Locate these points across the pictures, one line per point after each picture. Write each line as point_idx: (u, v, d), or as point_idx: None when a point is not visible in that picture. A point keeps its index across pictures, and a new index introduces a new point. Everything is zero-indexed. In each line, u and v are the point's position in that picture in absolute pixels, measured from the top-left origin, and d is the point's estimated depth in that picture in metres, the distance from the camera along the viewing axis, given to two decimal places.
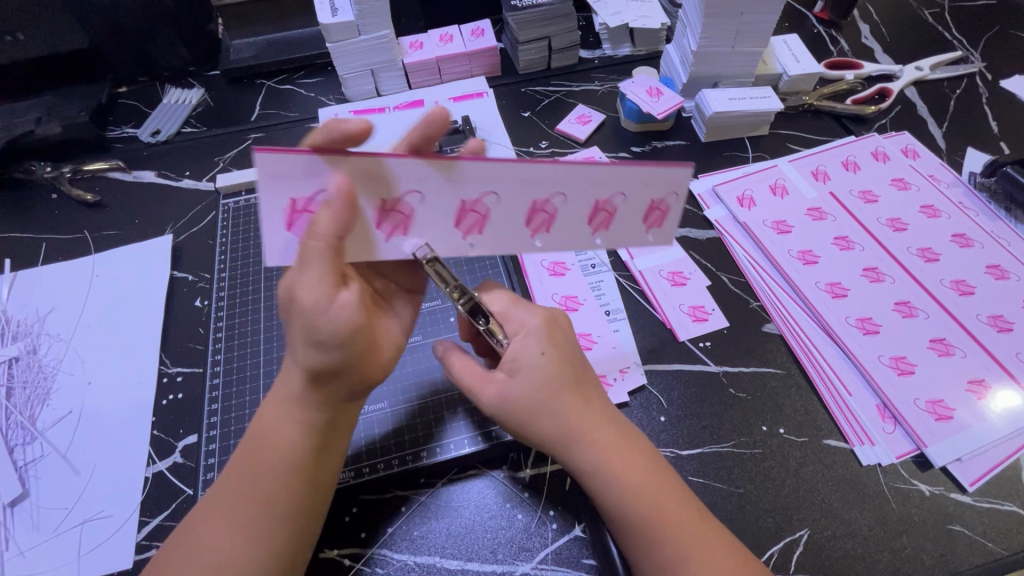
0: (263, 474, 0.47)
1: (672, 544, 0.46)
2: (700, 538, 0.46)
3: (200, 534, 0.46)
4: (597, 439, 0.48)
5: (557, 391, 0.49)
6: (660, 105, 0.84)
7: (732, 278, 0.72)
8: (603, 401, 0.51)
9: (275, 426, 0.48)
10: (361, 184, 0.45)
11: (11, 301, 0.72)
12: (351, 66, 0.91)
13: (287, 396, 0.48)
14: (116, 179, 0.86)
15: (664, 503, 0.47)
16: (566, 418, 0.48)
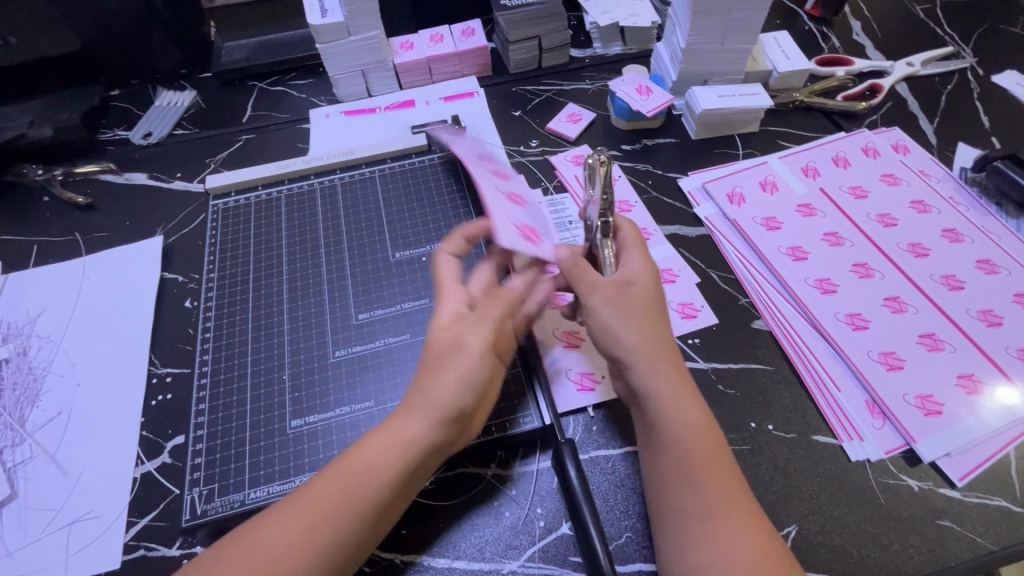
0: (343, 500, 0.45)
1: (696, 488, 0.48)
2: (728, 495, 0.47)
3: (267, 537, 0.44)
4: (666, 374, 0.52)
5: (639, 322, 0.54)
6: (650, 102, 0.85)
7: (721, 274, 0.72)
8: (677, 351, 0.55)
9: (374, 455, 0.47)
10: (459, 240, 0.62)
11: (3, 303, 0.73)
12: (341, 67, 0.92)
13: (404, 434, 0.47)
14: (108, 181, 0.86)
15: (703, 455, 0.49)
16: (638, 346, 0.53)
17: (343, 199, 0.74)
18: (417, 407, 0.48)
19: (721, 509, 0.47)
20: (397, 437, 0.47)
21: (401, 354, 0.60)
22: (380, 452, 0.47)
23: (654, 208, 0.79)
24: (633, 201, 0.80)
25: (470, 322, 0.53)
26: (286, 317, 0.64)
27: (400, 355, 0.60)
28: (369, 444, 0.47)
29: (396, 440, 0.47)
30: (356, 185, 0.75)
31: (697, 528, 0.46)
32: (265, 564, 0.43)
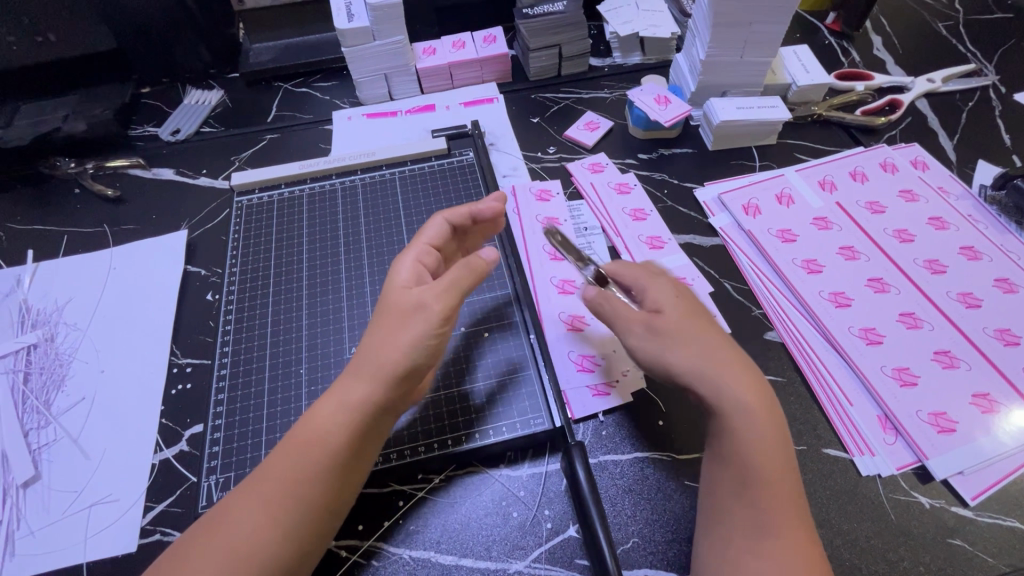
0: (300, 465, 0.47)
1: (758, 506, 0.48)
2: (788, 516, 0.47)
3: (233, 514, 0.45)
4: (740, 389, 0.52)
5: (704, 338, 0.54)
6: (669, 112, 0.85)
7: (735, 285, 0.73)
8: (756, 368, 0.54)
9: (328, 421, 0.49)
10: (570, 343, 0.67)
11: (33, 290, 0.75)
12: (365, 70, 0.94)
13: (352, 397, 0.50)
14: (136, 175, 0.89)
15: (772, 474, 0.49)
16: (707, 361, 0.53)
17: (363, 199, 0.76)
18: (368, 370, 0.50)
19: (777, 529, 0.47)
20: (348, 397, 0.50)
21: None
22: (329, 415, 0.49)
23: (669, 217, 0.80)
24: (648, 209, 0.81)
25: (427, 288, 0.53)
26: (305, 312, 0.66)
27: None
28: (322, 411, 0.49)
29: (343, 401, 0.50)
30: (377, 185, 0.77)
31: (748, 545, 0.47)
32: (235, 538, 0.44)
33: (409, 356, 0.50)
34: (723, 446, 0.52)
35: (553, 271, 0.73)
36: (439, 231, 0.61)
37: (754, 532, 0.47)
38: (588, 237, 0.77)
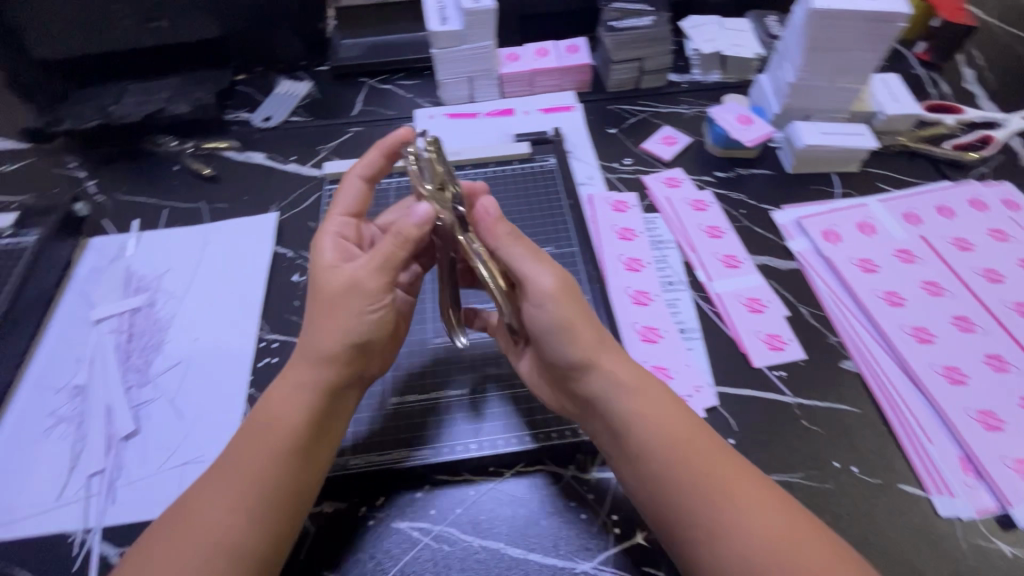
0: (263, 454, 0.50)
1: (709, 464, 0.50)
2: (730, 463, 0.51)
3: (201, 506, 0.49)
4: (623, 369, 0.55)
5: (580, 312, 0.57)
6: (750, 132, 0.86)
7: (811, 310, 0.72)
8: (619, 344, 0.58)
9: (282, 410, 0.52)
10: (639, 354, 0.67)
11: (136, 257, 0.80)
12: (451, 72, 0.97)
13: (300, 380, 0.54)
14: (231, 157, 0.94)
15: (692, 435, 0.52)
16: (569, 337, 0.55)
17: None
18: (314, 357, 0.54)
19: (733, 478, 0.49)
20: (305, 387, 0.53)
21: None
22: (291, 403, 0.53)
23: (745, 237, 0.80)
24: (724, 227, 0.81)
25: (361, 263, 0.55)
26: None
27: None
28: (275, 402, 0.53)
29: (302, 391, 0.53)
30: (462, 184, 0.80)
31: (727, 505, 0.48)
32: (211, 526, 0.47)
33: (353, 337, 0.54)
34: (648, 430, 0.52)
35: (629, 281, 0.73)
36: (357, 196, 0.65)
37: (722, 491, 0.49)
38: (663, 250, 0.77)
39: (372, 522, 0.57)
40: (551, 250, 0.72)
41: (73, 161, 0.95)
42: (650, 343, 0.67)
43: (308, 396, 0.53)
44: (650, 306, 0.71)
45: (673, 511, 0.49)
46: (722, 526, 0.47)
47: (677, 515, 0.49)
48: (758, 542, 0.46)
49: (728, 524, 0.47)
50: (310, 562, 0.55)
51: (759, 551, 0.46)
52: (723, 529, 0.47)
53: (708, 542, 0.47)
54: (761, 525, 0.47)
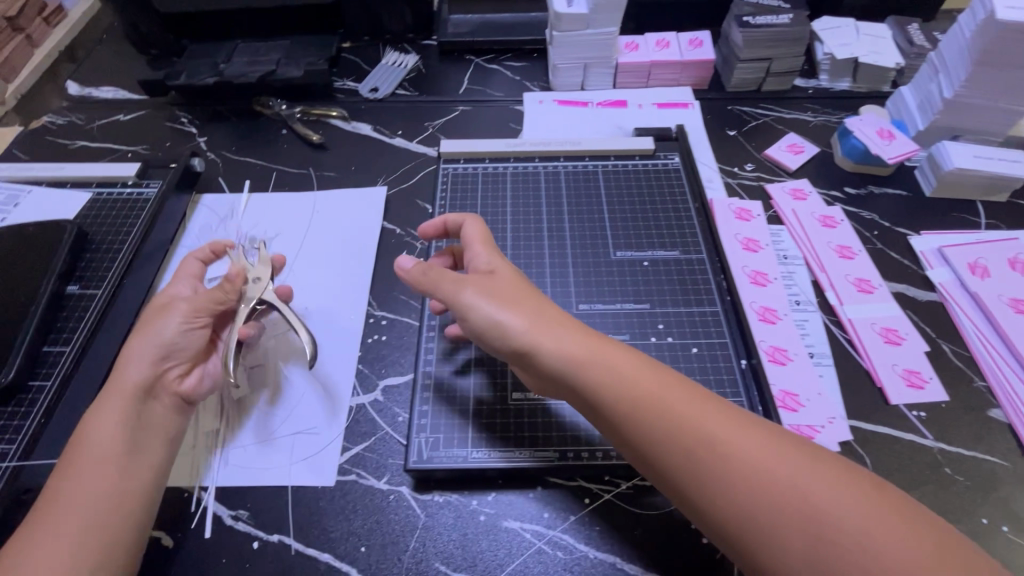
0: (95, 469, 0.50)
1: (748, 447, 0.42)
2: (769, 437, 0.43)
3: (56, 524, 0.47)
4: (616, 360, 0.48)
5: (528, 297, 0.52)
6: (892, 149, 0.80)
7: (954, 348, 0.67)
8: (565, 318, 0.51)
9: (94, 428, 0.52)
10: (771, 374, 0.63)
11: (246, 218, 0.80)
12: (567, 57, 0.93)
13: (116, 388, 0.55)
14: (337, 125, 0.93)
15: (715, 422, 0.44)
16: (547, 328, 0.50)
17: (567, 187, 0.76)
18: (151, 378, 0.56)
19: (777, 455, 0.42)
20: (146, 396, 0.55)
21: None
22: (130, 420, 0.53)
23: (879, 261, 0.74)
24: (856, 248, 0.75)
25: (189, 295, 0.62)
26: None
27: None
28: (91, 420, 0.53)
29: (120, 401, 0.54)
30: (582, 176, 0.77)
31: (796, 493, 0.40)
32: (54, 543, 0.46)
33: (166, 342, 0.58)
34: (670, 431, 0.44)
35: (755, 296, 0.69)
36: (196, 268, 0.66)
37: (778, 476, 0.41)
38: (789, 266, 0.73)
39: (485, 518, 0.56)
40: (677, 254, 0.69)
41: (184, 115, 0.95)
42: (780, 365, 0.64)
43: (159, 411, 0.56)
44: (778, 325, 0.67)
45: (734, 521, 0.41)
46: (801, 521, 0.39)
47: (742, 526, 0.41)
48: (843, 527, 0.38)
49: (807, 513, 0.39)
50: (420, 550, 0.54)
51: (863, 538, 0.38)
52: (805, 522, 0.39)
53: (789, 550, 0.39)
54: (842, 504, 0.39)
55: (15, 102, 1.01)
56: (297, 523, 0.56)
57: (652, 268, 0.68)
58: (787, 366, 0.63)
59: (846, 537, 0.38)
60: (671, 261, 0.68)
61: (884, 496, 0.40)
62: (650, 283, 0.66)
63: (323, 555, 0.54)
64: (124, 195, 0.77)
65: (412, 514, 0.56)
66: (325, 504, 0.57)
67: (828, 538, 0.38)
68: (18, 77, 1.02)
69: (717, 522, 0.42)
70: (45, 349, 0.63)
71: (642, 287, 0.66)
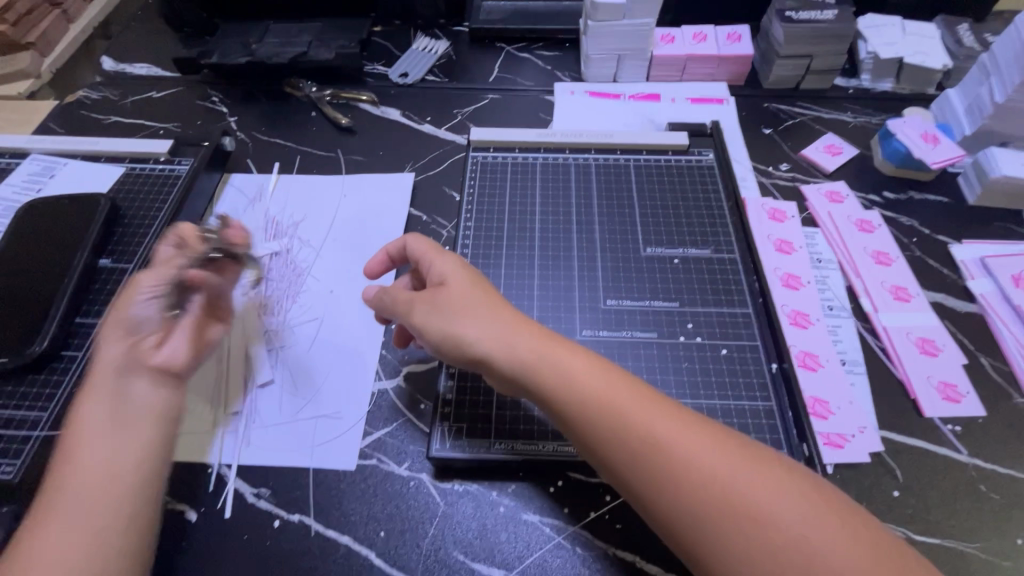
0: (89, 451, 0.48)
1: (695, 450, 0.43)
2: (714, 439, 0.44)
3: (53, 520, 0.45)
4: (568, 362, 0.47)
5: (482, 299, 0.51)
6: (936, 153, 0.77)
7: (993, 362, 0.64)
8: (514, 318, 0.50)
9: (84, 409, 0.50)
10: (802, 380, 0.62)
11: (273, 199, 0.80)
12: (601, 47, 0.91)
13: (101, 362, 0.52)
14: (366, 109, 0.92)
15: (664, 427, 0.44)
16: (500, 332, 0.49)
17: (598, 180, 0.75)
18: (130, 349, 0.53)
19: (718, 453, 0.43)
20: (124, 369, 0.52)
21: (646, 348, 0.60)
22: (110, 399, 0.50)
23: (917, 268, 0.72)
24: (894, 254, 0.73)
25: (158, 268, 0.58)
26: (536, 281, 0.66)
27: (645, 350, 0.60)
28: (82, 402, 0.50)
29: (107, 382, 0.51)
30: (612, 169, 0.76)
31: (738, 494, 0.41)
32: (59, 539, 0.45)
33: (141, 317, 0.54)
34: (622, 436, 0.44)
35: (787, 300, 0.68)
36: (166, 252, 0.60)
37: (721, 479, 0.42)
38: (823, 270, 0.71)
39: (504, 509, 0.55)
40: (709, 252, 0.68)
41: (215, 94, 0.95)
42: (811, 371, 0.62)
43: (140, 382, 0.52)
44: (810, 329, 0.65)
45: (679, 520, 0.42)
46: (740, 522, 0.41)
47: (685, 527, 0.42)
48: (790, 530, 0.40)
49: (748, 515, 0.41)
50: (439, 538, 0.54)
51: (796, 538, 0.40)
52: (745, 523, 0.40)
53: (740, 553, 0.40)
54: (778, 504, 0.41)
55: (51, 76, 1.02)
56: (318, 505, 0.56)
57: (681, 265, 0.67)
58: (819, 374, 0.62)
59: (781, 536, 0.40)
60: (702, 259, 0.67)
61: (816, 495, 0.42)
62: (676, 280, 0.65)
63: (342, 537, 0.54)
64: (156, 171, 0.78)
65: (432, 501, 0.56)
66: (345, 487, 0.57)
67: (765, 538, 0.40)
68: (54, 51, 1.03)
69: (662, 521, 0.43)
70: (77, 320, 0.64)
71: (671, 284, 0.65)
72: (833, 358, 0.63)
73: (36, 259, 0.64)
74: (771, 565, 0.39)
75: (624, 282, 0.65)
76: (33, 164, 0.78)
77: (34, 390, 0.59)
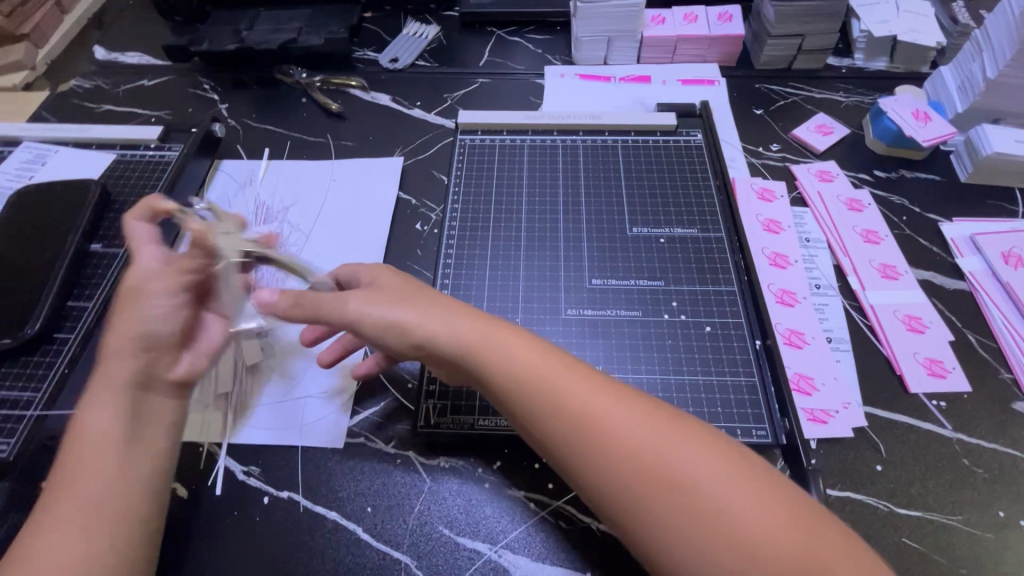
0: (87, 465, 0.43)
1: (637, 434, 0.42)
2: (655, 421, 0.43)
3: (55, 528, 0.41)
4: (509, 353, 0.48)
5: (428, 295, 0.51)
6: (926, 131, 0.76)
7: (980, 339, 0.64)
8: (460, 306, 0.51)
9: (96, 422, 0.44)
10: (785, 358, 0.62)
11: (263, 185, 0.81)
12: (591, 29, 0.90)
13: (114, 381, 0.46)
14: (356, 95, 0.92)
15: (604, 411, 0.44)
16: (442, 326, 0.49)
17: (586, 161, 0.75)
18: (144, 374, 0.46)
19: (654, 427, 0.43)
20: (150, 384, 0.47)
21: (631, 327, 0.60)
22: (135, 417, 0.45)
23: (906, 247, 0.72)
24: (883, 233, 0.72)
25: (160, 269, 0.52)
26: (523, 262, 0.66)
27: (630, 329, 0.60)
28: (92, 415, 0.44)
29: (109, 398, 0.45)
30: (600, 150, 0.76)
31: (676, 472, 0.40)
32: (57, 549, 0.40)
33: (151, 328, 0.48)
34: (563, 420, 0.44)
35: (773, 278, 0.68)
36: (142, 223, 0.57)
37: (654, 457, 0.41)
38: (811, 249, 0.71)
39: (489, 484, 0.56)
40: (695, 231, 0.68)
41: (206, 82, 0.95)
42: (795, 349, 0.62)
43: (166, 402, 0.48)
44: (796, 307, 0.65)
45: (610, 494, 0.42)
46: (674, 501, 0.40)
47: (627, 513, 0.41)
48: (721, 505, 0.39)
49: (682, 491, 0.40)
50: (425, 514, 0.55)
51: (729, 516, 0.38)
52: (684, 503, 0.39)
53: (672, 527, 0.39)
54: (714, 481, 0.40)
55: (45, 67, 1.02)
56: (306, 483, 0.57)
57: (667, 244, 0.67)
58: (801, 352, 0.62)
59: (712, 515, 0.39)
60: (689, 238, 0.67)
61: (758, 480, 0.40)
62: (663, 259, 0.66)
63: (330, 513, 0.55)
64: (146, 157, 0.79)
65: (418, 478, 0.57)
66: (333, 465, 0.58)
67: (700, 518, 0.39)
68: (49, 42, 1.03)
69: (606, 507, 0.42)
70: (69, 304, 0.65)
71: (658, 263, 0.65)
72: (818, 337, 0.63)
73: (28, 244, 0.65)
74: (702, 542, 0.38)
75: (609, 262, 0.66)
76: (25, 152, 0.79)
77: (26, 371, 0.60)
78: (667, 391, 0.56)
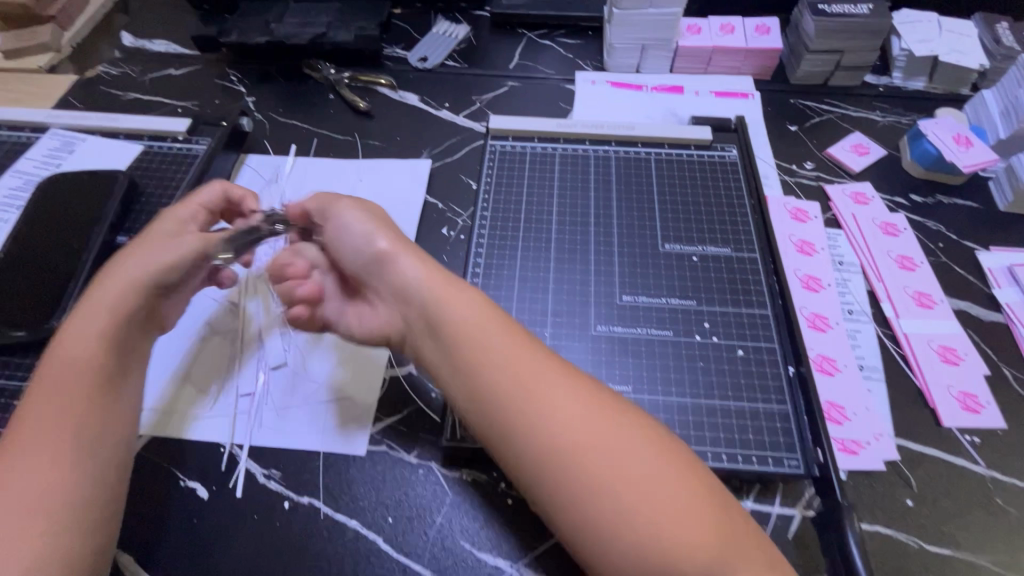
0: (62, 399, 0.47)
1: (595, 424, 0.44)
2: (605, 414, 0.45)
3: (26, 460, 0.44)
4: (487, 327, 0.49)
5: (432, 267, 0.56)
6: (967, 156, 0.75)
7: (1016, 373, 0.63)
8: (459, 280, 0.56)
9: (77, 350, 0.50)
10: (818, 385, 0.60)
11: (290, 182, 0.80)
12: (626, 37, 0.89)
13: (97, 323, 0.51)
14: (384, 93, 0.91)
15: (565, 394, 0.45)
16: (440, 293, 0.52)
17: (617, 172, 0.74)
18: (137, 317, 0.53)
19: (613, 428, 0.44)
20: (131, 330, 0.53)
21: (661, 346, 0.60)
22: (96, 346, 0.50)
23: (941, 275, 0.70)
24: (919, 259, 0.71)
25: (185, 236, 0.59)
26: (552, 273, 0.65)
27: (659, 347, 0.60)
28: (74, 343, 0.50)
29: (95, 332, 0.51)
30: (631, 163, 0.75)
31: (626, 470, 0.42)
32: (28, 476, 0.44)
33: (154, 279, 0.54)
34: (524, 394, 0.46)
35: (806, 301, 0.66)
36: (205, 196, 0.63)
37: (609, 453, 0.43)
38: (845, 273, 0.70)
39: (512, 501, 0.55)
40: (728, 250, 0.66)
41: (234, 74, 0.95)
42: (827, 377, 0.61)
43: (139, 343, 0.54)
44: (829, 333, 0.64)
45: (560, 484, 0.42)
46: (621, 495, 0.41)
47: (569, 489, 0.42)
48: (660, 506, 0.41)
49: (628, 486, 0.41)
50: (446, 527, 0.54)
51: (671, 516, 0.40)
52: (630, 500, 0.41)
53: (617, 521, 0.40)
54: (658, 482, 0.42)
55: (71, 50, 1.02)
56: (326, 489, 0.56)
57: (701, 262, 0.66)
58: (834, 381, 0.61)
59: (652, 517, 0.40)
60: (721, 257, 0.66)
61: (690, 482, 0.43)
62: (696, 278, 0.64)
63: (351, 521, 0.54)
64: (174, 150, 0.78)
65: (441, 490, 0.56)
66: (354, 472, 0.57)
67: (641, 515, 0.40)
68: (76, 25, 1.03)
69: (551, 484, 0.43)
70: None
71: (690, 282, 0.64)
72: (850, 365, 0.62)
73: (54, 234, 0.65)
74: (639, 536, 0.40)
75: (638, 279, 0.65)
76: (53, 139, 0.78)
77: None
78: (697, 414, 0.55)
